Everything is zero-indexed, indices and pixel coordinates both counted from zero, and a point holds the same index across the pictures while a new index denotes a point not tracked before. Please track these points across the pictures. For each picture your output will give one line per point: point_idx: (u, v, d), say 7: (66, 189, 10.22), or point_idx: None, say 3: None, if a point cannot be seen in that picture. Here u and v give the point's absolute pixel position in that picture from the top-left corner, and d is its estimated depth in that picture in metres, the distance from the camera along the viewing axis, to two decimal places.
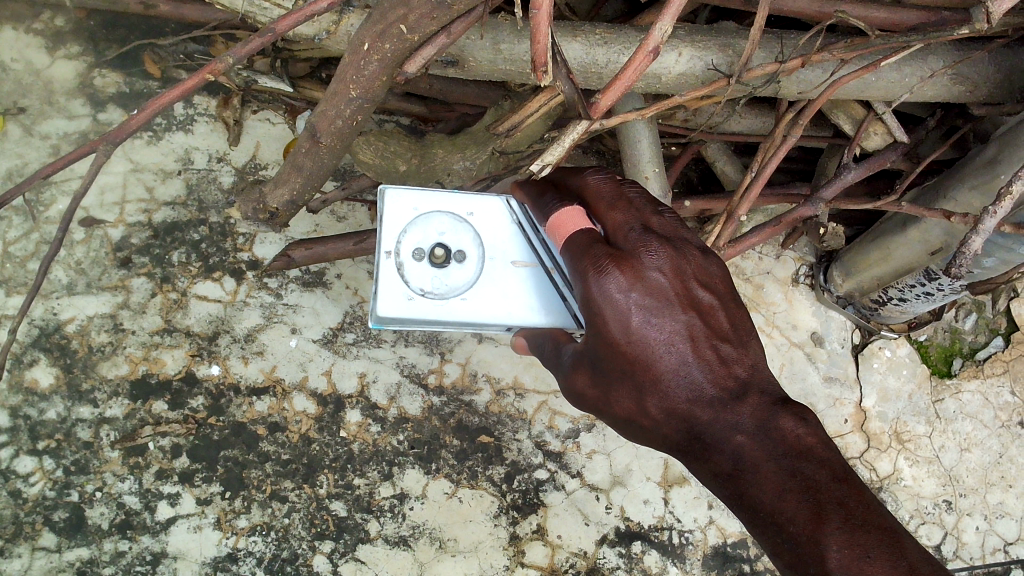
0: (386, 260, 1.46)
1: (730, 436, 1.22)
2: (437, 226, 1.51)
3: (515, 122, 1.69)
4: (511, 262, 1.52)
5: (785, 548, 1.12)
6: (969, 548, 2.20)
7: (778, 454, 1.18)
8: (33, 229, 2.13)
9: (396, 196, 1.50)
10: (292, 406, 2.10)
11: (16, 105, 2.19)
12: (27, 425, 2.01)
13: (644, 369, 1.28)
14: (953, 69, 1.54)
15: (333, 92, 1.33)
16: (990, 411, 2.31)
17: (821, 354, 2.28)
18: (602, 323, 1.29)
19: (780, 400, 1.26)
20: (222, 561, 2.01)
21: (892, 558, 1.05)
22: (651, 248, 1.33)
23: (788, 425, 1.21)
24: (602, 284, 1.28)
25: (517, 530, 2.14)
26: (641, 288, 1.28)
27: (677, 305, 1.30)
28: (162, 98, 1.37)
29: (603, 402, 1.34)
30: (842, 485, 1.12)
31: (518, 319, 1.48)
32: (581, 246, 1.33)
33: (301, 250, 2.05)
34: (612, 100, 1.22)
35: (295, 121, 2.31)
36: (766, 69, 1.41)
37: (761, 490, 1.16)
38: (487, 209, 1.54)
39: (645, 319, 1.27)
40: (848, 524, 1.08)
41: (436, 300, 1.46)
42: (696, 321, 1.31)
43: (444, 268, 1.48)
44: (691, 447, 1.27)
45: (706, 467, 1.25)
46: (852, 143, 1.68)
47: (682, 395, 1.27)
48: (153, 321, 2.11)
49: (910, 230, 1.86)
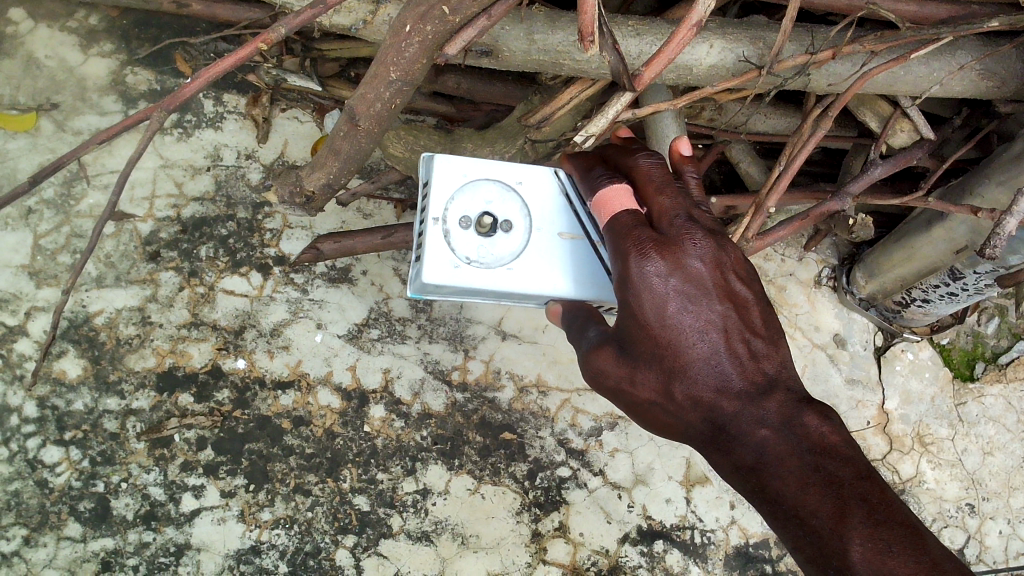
0: (434, 227, 1.49)
1: (755, 428, 1.23)
2: (484, 195, 1.53)
3: (546, 113, 1.70)
4: (557, 234, 1.56)
5: (806, 541, 1.11)
6: (992, 551, 2.21)
7: (802, 448, 1.18)
8: (64, 223, 2.16)
9: (447, 163, 1.51)
10: (317, 400, 2.12)
11: (49, 101, 2.22)
12: (55, 416, 2.02)
13: (674, 354, 1.28)
14: (981, 64, 1.55)
15: (373, 76, 1.37)
16: (1013, 415, 2.31)
17: (843, 356, 2.29)
18: (638, 306, 1.30)
19: (806, 399, 1.26)
20: (246, 554, 2.02)
21: (914, 553, 1.04)
22: (695, 237, 1.33)
23: (813, 422, 1.22)
24: (642, 268, 1.30)
25: (539, 527, 2.15)
26: (681, 275, 1.30)
27: (714, 296, 1.31)
28: (217, 66, 1.39)
29: (625, 385, 1.33)
30: (865, 482, 1.12)
31: (562, 291, 1.53)
32: (625, 228, 1.35)
33: (329, 243, 2.07)
34: (655, 72, 1.24)
35: (323, 119, 2.34)
36: (796, 60, 1.43)
37: (783, 483, 1.15)
38: (535, 180, 1.57)
39: (681, 305, 1.28)
40: (871, 519, 1.07)
41: (481, 270, 1.50)
42: (731, 314, 1.32)
43: (490, 237, 1.51)
44: (713, 437, 1.26)
45: (726, 458, 1.24)
46: (879, 139, 1.71)
47: (710, 384, 1.27)
48: (181, 314, 2.13)
49: (935, 228, 1.87)
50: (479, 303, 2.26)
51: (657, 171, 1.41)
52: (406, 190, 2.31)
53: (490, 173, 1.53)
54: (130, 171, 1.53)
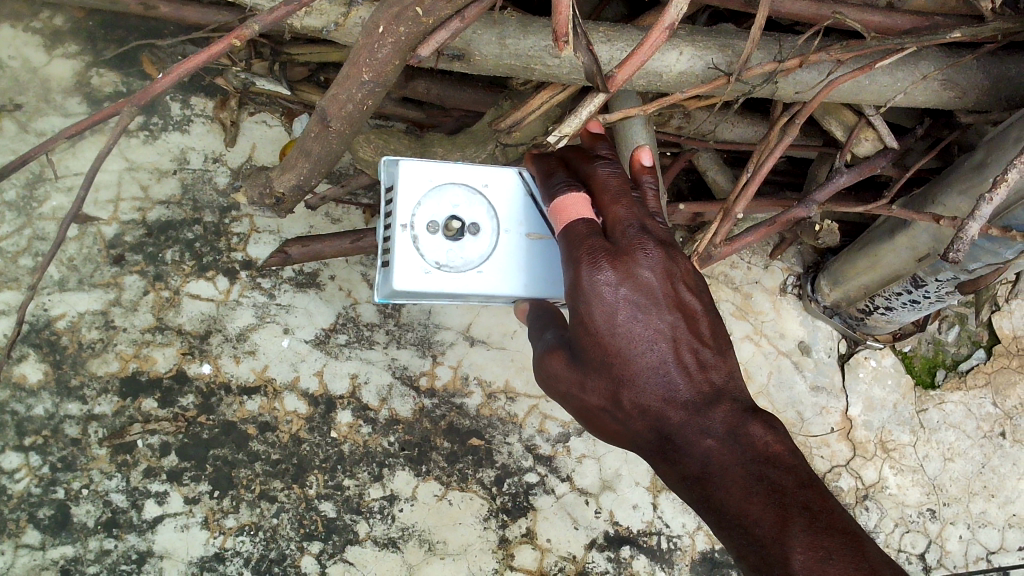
0: (402, 233, 1.49)
1: (700, 439, 1.25)
2: (451, 199, 1.53)
3: (518, 119, 1.70)
4: (525, 234, 1.56)
5: (749, 550, 1.14)
6: (953, 556, 2.24)
7: (746, 458, 1.21)
8: (26, 225, 2.12)
9: (412, 168, 1.52)
10: (283, 406, 2.10)
11: (12, 102, 2.19)
12: (14, 422, 1.99)
13: (622, 363, 1.29)
14: (943, 74, 1.58)
15: (345, 76, 1.37)
16: (973, 421, 2.35)
17: (807, 363, 2.32)
18: (588, 314, 1.30)
19: (751, 408, 1.29)
20: (209, 561, 1.99)
21: (854, 560, 1.08)
22: (646, 248, 1.34)
23: (757, 432, 1.24)
24: (593, 277, 1.30)
25: (507, 533, 2.15)
26: (631, 285, 1.30)
27: (663, 306, 1.32)
28: (190, 60, 1.38)
29: (576, 390, 1.35)
30: (807, 491, 1.16)
31: (531, 291, 1.54)
32: (579, 237, 1.35)
33: (298, 247, 2.06)
34: (627, 75, 1.24)
35: (291, 123, 2.32)
36: (764, 68, 1.45)
37: (727, 492, 1.18)
38: (501, 181, 1.56)
39: (631, 314, 1.29)
40: (812, 527, 1.11)
41: (451, 273, 1.51)
42: (680, 324, 1.33)
43: (458, 241, 1.52)
44: (660, 446, 1.29)
45: (673, 467, 1.27)
46: (844, 148, 1.73)
47: (657, 393, 1.29)
48: (145, 318, 2.10)
49: (898, 237, 1.90)
50: (448, 309, 2.26)
51: (613, 180, 1.41)
52: (375, 195, 2.31)
53: (455, 178, 1.53)
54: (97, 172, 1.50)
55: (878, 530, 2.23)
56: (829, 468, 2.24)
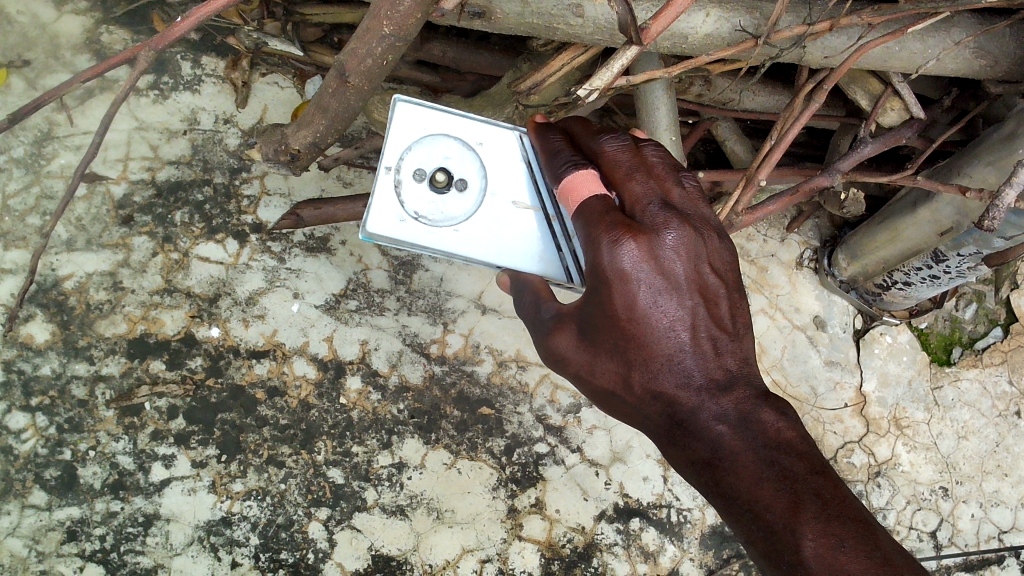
0: (385, 176, 1.43)
1: (711, 425, 1.17)
2: (442, 151, 1.47)
3: (537, 80, 1.65)
4: (512, 202, 1.47)
5: (759, 536, 1.07)
6: (964, 535, 2.23)
7: (757, 444, 1.13)
8: (34, 183, 2.09)
9: (407, 111, 1.45)
10: (293, 370, 2.08)
11: (20, 58, 2.15)
12: (21, 381, 1.97)
13: (638, 346, 1.21)
14: (975, 42, 1.54)
15: (365, 30, 1.33)
16: (988, 400, 2.33)
17: (822, 338, 2.30)
18: (607, 295, 1.21)
19: (765, 394, 1.21)
20: (216, 525, 1.98)
21: (866, 549, 1.00)
22: (670, 226, 1.23)
23: (769, 418, 1.16)
24: (615, 257, 1.19)
25: (515, 503, 2.13)
26: (654, 266, 1.20)
27: (685, 290, 1.23)
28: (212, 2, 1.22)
29: (587, 371, 1.29)
30: (819, 478, 1.08)
31: (508, 261, 1.45)
32: (595, 213, 1.24)
33: (309, 210, 2.01)
34: (662, 27, 1.17)
35: (303, 85, 2.28)
36: (794, 31, 1.41)
37: (737, 477, 1.11)
38: (498, 142, 1.49)
39: (652, 297, 1.20)
40: (825, 514, 1.03)
41: (427, 226, 1.43)
42: (701, 308, 1.23)
43: (442, 194, 1.45)
44: (670, 431, 1.21)
45: (682, 452, 1.20)
46: (870, 118, 1.69)
47: (671, 380, 1.21)
48: (153, 280, 2.08)
49: (920, 210, 1.87)
50: (460, 276, 2.23)
51: (626, 155, 1.30)
52: None
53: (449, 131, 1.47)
54: (99, 141, 1.30)
55: (891, 507, 2.21)
56: (841, 444, 2.23)
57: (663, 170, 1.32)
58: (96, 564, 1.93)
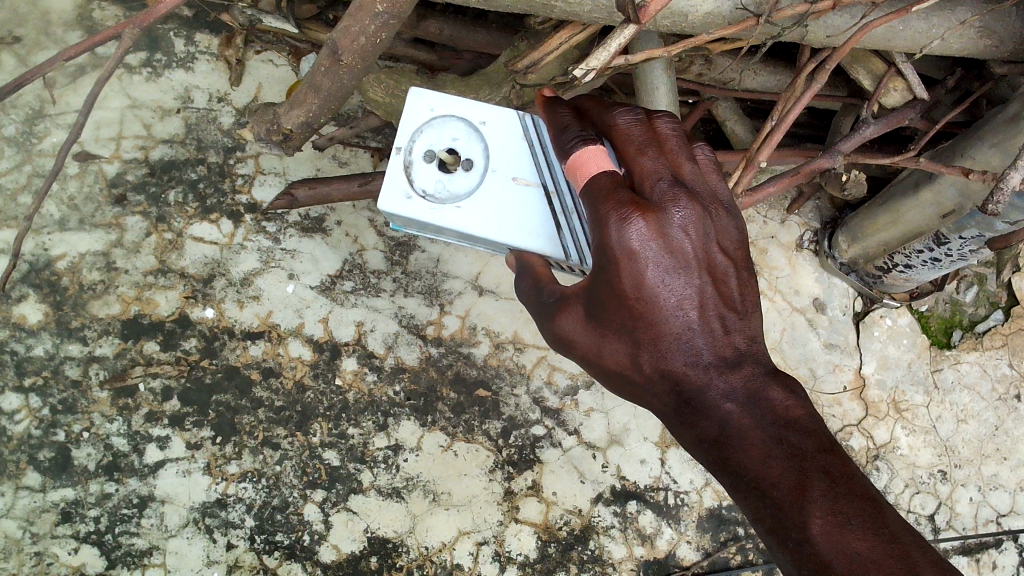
0: (394, 156, 1.38)
1: (720, 402, 1.13)
2: (450, 132, 1.39)
3: (535, 59, 1.62)
4: (513, 178, 1.37)
5: (766, 513, 1.03)
6: (962, 518, 2.22)
7: (766, 422, 1.09)
8: (25, 161, 2.06)
9: (418, 94, 1.40)
10: (288, 352, 2.06)
11: (11, 35, 2.12)
12: (14, 362, 1.97)
13: (647, 325, 1.16)
14: (981, 22, 1.51)
15: (358, 8, 1.31)
16: (988, 382, 2.31)
17: (821, 321, 2.29)
18: (616, 275, 1.14)
19: (773, 371, 1.17)
20: (211, 506, 1.97)
21: (874, 526, 0.95)
22: (680, 201, 1.16)
23: (778, 396, 1.13)
24: (623, 235, 1.12)
25: (512, 485, 2.10)
26: (662, 244, 1.13)
27: (692, 268, 1.16)
28: None
29: (594, 353, 1.24)
30: (828, 454, 1.03)
31: (508, 239, 1.35)
32: (603, 191, 1.15)
33: (304, 189, 1.96)
34: (659, 6, 1.12)
35: (298, 63, 2.23)
36: (796, 10, 1.38)
37: (747, 455, 1.07)
38: (502, 121, 1.39)
39: (661, 275, 1.14)
40: (832, 492, 0.98)
41: (433, 205, 1.37)
42: (708, 287, 1.18)
43: (450, 174, 1.38)
44: (678, 409, 1.17)
45: (690, 430, 1.16)
46: (872, 100, 1.67)
47: (678, 359, 1.17)
48: (147, 261, 2.07)
49: (922, 191, 1.85)
50: (457, 257, 2.20)
51: (638, 128, 1.20)
52: (384, 139, 2.22)
53: (454, 109, 1.39)
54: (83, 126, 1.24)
55: (889, 490, 2.20)
56: (840, 428, 2.22)
57: (676, 143, 1.22)
58: (91, 545, 1.93)
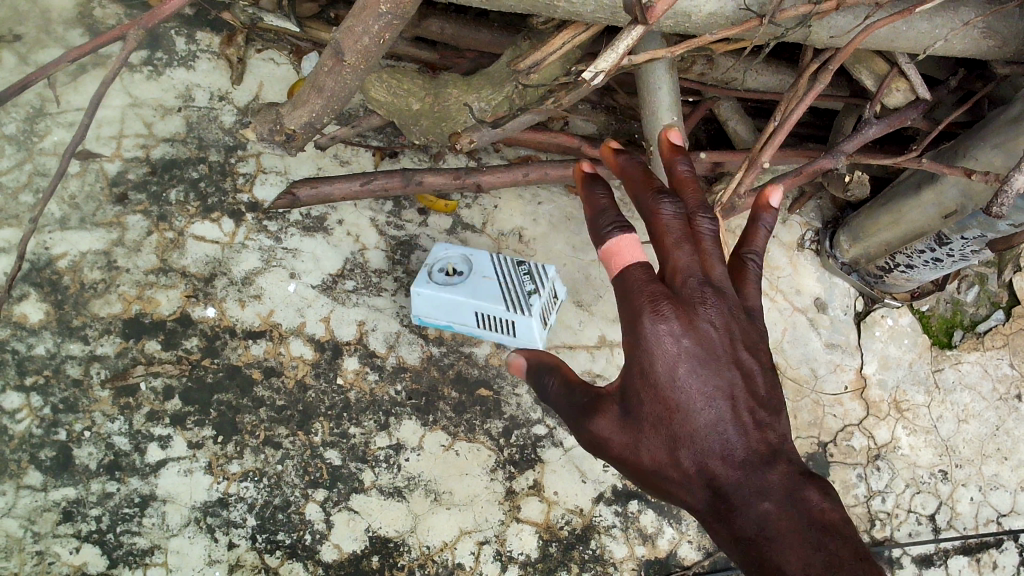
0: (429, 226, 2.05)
1: (758, 502, 1.11)
2: None
3: (537, 59, 1.62)
4: None
5: None
6: (963, 518, 2.22)
7: (804, 525, 1.07)
8: (26, 160, 2.06)
9: None
10: (289, 351, 2.06)
11: (12, 33, 2.11)
12: (15, 361, 1.96)
13: (682, 423, 1.17)
14: (983, 22, 1.51)
15: (361, 8, 1.30)
16: (989, 382, 2.32)
17: (823, 320, 2.29)
18: (650, 367, 1.19)
19: (808, 474, 1.15)
20: (212, 506, 1.95)
21: None
22: (710, 298, 1.22)
23: (813, 497, 1.11)
24: (656, 328, 1.18)
25: (513, 485, 2.09)
26: (693, 338, 1.18)
27: (724, 361, 1.20)
28: None
29: (623, 458, 1.22)
30: (864, 563, 1.00)
31: None
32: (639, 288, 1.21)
33: (306, 189, 1.92)
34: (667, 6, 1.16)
35: (300, 62, 2.24)
36: (799, 10, 1.38)
37: (786, 556, 1.04)
38: None
39: (694, 370, 1.18)
40: None
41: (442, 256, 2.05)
42: (741, 385, 1.20)
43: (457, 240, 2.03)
44: (711, 514, 1.15)
45: (725, 531, 1.13)
46: (874, 100, 1.67)
47: (716, 453, 1.16)
48: (148, 260, 2.06)
49: (924, 192, 1.85)
50: None
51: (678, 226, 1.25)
52: (385, 138, 2.22)
53: None
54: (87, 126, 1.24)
55: (889, 490, 2.20)
56: (841, 427, 2.22)
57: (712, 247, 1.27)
58: (93, 544, 1.90)
